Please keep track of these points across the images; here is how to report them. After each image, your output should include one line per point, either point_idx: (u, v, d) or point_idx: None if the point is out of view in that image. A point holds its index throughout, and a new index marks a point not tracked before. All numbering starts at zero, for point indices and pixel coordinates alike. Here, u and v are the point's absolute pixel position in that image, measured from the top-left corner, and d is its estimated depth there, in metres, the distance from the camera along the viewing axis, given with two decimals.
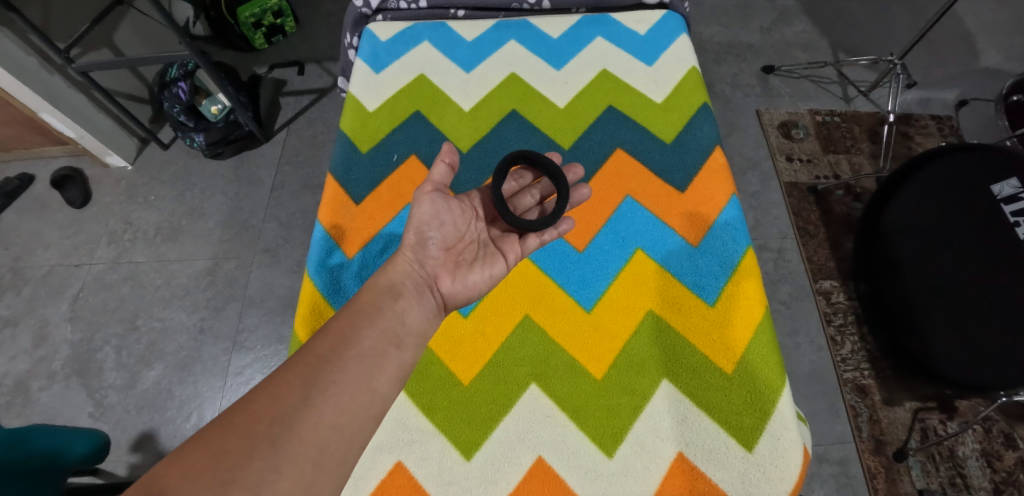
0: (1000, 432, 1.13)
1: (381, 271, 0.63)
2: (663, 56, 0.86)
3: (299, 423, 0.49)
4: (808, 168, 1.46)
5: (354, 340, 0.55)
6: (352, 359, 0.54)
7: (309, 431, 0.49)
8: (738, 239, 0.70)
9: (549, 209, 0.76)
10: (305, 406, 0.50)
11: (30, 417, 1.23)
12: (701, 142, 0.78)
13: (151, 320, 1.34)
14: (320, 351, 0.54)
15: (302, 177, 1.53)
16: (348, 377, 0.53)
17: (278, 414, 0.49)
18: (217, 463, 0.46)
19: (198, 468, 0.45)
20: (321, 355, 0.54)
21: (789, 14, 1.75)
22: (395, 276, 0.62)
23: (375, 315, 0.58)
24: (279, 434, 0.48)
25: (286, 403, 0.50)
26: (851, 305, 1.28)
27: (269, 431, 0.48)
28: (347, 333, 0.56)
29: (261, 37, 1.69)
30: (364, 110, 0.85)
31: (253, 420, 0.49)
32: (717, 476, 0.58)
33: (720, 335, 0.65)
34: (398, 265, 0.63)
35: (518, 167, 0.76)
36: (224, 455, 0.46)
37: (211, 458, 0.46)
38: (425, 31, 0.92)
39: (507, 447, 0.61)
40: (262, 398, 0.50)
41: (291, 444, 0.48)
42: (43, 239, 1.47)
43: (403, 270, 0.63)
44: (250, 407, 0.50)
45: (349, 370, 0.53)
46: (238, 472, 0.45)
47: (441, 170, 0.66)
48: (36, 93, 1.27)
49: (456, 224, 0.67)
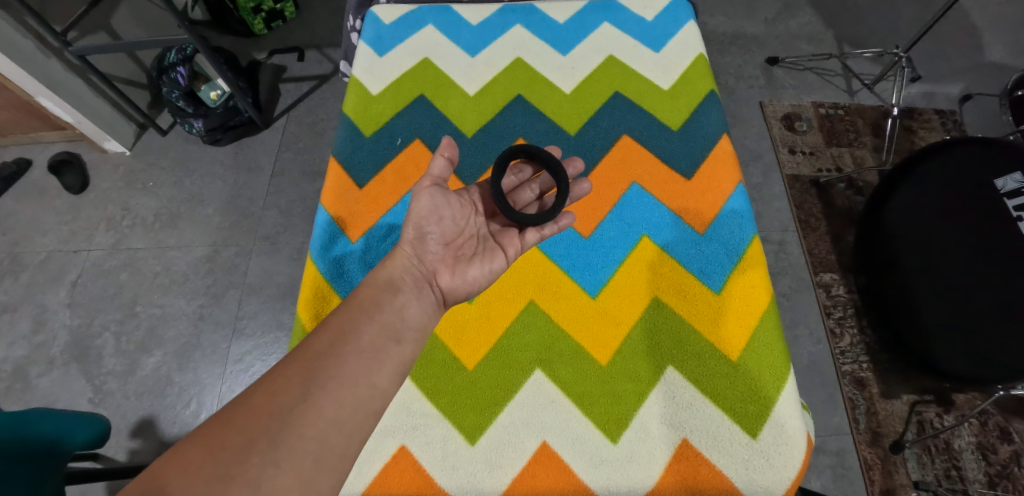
0: (996, 426, 1.13)
1: (381, 266, 0.62)
2: (671, 43, 0.85)
3: (297, 419, 0.49)
4: (811, 160, 1.46)
5: (353, 336, 0.55)
6: (351, 355, 0.53)
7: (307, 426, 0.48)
8: (744, 229, 0.70)
9: (548, 204, 0.74)
10: (304, 401, 0.50)
11: (30, 402, 1.23)
12: (708, 132, 0.77)
13: (151, 306, 1.34)
14: (319, 345, 0.54)
15: (302, 165, 1.52)
16: (349, 372, 0.52)
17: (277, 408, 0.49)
18: (216, 457, 0.46)
19: (197, 462, 0.45)
20: (320, 349, 0.53)
21: (794, 6, 1.73)
22: (393, 271, 0.61)
23: (375, 310, 0.58)
24: (280, 429, 0.48)
25: (285, 399, 0.50)
26: (851, 299, 1.28)
27: (268, 426, 0.48)
28: (346, 328, 0.55)
29: (261, 23, 1.67)
30: (367, 94, 0.84)
31: (253, 414, 0.48)
32: (722, 462, 0.58)
33: (725, 323, 0.65)
34: (397, 260, 0.62)
35: (516, 161, 0.75)
36: (223, 449, 0.46)
37: (211, 453, 0.46)
38: (429, 14, 0.90)
39: (513, 432, 0.60)
40: (261, 393, 0.50)
41: (292, 439, 0.47)
42: (42, 224, 1.46)
43: (403, 266, 0.62)
44: (249, 402, 0.49)
45: (348, 365, 0.53)
46: (237, 467, 0.45)
47: (440, 166, 0.66)
48: (33, 77, 1.25)
49: (455, 220, 0.66)
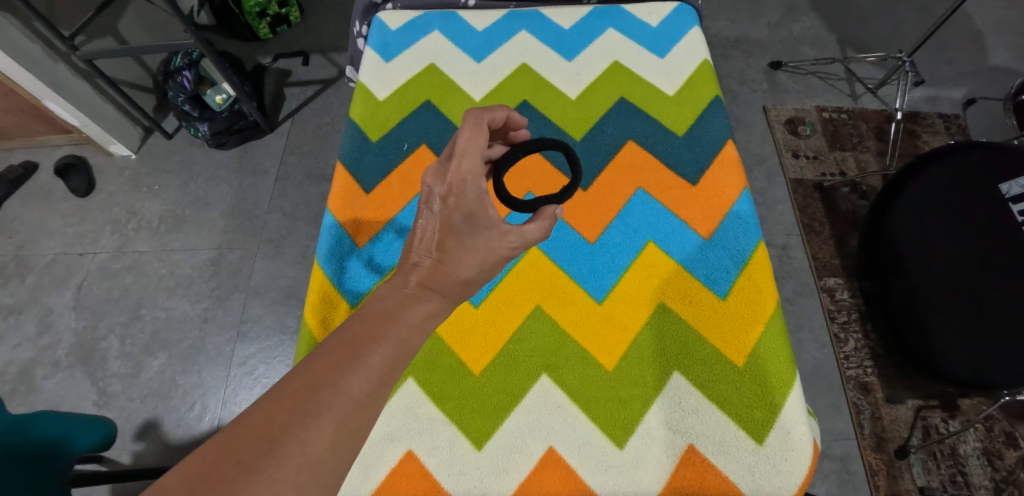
0: (1002, 432, 1.13)
1: (459, 247, 0.54)
2: (675, 49, 0.85)
3: (294, 420, 0.39)
4: (815, 165, 1.46)
5: (385, 335, 0.46)
6: (378, 357, 0.44)
7: (323, 436, 0.39)
8: (749, 233, 0.70)
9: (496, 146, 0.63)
10: (329, 412, 0.40)
11: (34, 405, 1.24)
12: (714, 137, 0.78)
13: (155, 310, 1.34)
14: (343, 353, 0.44)
15: (307, 168, 1.52)
16: (382, 386, 0.43)
17: (300, 412, 0.40)
18: (224, 473, 0.36)
19: (203, 482, 0.36)
20: (348, 344, 0.44)
21: (797, 10, 1.73)
22: (413, 256, 0.53)
23: (399, 312, 0.48)
24: (306, 447, 0.38)
25: (309, 410, 0.40)
26: (854, 303, 1.28)
27: (279, 444, 0.38)
28: (375, 332, 0.46)
29: (265, 27, 1.69)
30: (374, 99, 0.85)
31: (255, 407, 0.40)
32: (729, 468, 0.58)
33: (731, 329, 0.65)
34: (492, 242, 0.55)
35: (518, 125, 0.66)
36: (235, 467, 0.37)
37: (217, 466, 0.37)
38: (436, 20, 0.91)
39: (519, 436, 0.61)
40: (268, 396, 0.41)
41: (310, 456, 0.38)
42: (47, 227, 1.47)
43: (490, 249, 0.55)
44: (261, 401, 0.40)
45: (380, 377, 0.44)
46: (251, 485, 0.36)
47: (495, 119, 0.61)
48: (40, 81, 1.26)
49: (552, 213, 0.60)
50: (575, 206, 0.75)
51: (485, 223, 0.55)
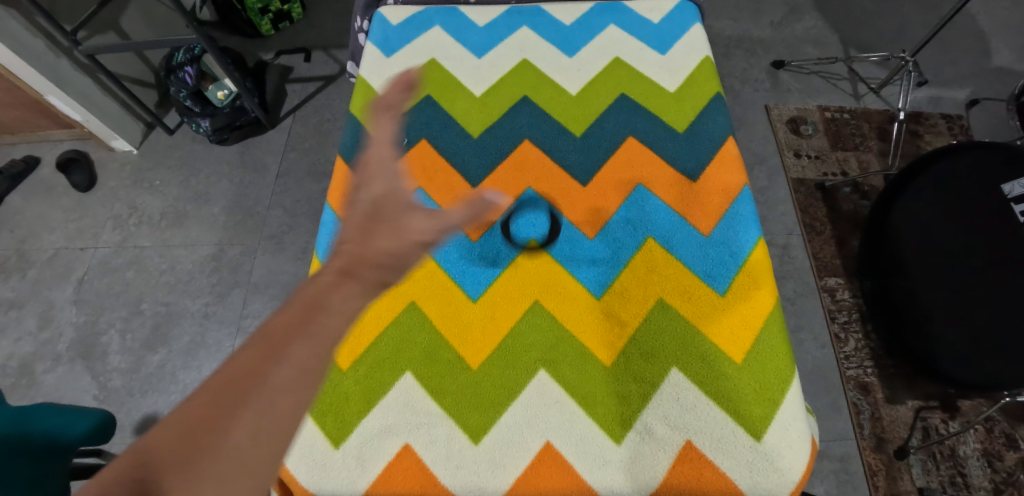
0: (1002, 433, 1.13)
1: (372, 234, 0.49)
2: (676, 46, 0.85)
3: (221, 422, 0.36)
4: (816, 164, 1.46)
5: (311, 322, 0.41)
6: (307, 342, 0.40)
7: (249, 432, 0.36)
8: (749, 230, 0.70)
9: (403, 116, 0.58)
10: (257, 405, 0.37)
11: (35, 398, 1.24)
12: (714, 133, 0.77)
13: (156, 305, 1.34)
14: (267, 342, 0.39)
15: (308, 165, 1.53)
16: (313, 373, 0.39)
17: (236, 403, 0.37)
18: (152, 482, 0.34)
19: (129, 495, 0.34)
20: (288, 325, 0.41)
21: (800, 9, 1.73)
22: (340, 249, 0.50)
23: (321, 301, 0.43)
24: (234, 446, 0.35)
25: (238, 403, 0.37)
26: (855, 303, 1.27)
27: (207, 445, 0.35)
28: (301, 321, 0.41)
29: (267, 23, 1.69)
30: (374, 94, 0.84)
31: (184, 405, 0.37)
32: (726, 464, 0.58)
33: (729, 325, 0.65)
34: (402, 225, 0.50)
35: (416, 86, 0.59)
36: (162, 475, 0.34)
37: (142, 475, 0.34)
38: (436, 16, 0.91)
39: (516, 431, 0.61)
40: (197, 393, 0.37)
41: (241, 455, 0.35)
42: (49, 222, 1.47)
43: (404, 233, 0.50)
44: (189, 401, 0.37)
45: (310, 363, 0.39)
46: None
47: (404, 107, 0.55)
48: (42, 76, 1.27)
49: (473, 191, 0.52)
50: (574, 202, 0.74)
51: (396, 209, 0.51)
